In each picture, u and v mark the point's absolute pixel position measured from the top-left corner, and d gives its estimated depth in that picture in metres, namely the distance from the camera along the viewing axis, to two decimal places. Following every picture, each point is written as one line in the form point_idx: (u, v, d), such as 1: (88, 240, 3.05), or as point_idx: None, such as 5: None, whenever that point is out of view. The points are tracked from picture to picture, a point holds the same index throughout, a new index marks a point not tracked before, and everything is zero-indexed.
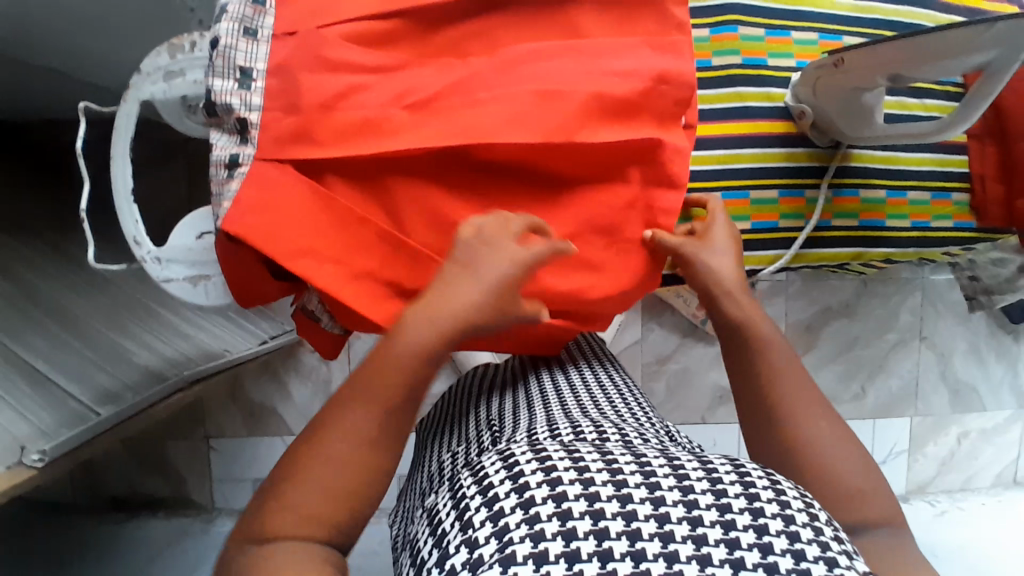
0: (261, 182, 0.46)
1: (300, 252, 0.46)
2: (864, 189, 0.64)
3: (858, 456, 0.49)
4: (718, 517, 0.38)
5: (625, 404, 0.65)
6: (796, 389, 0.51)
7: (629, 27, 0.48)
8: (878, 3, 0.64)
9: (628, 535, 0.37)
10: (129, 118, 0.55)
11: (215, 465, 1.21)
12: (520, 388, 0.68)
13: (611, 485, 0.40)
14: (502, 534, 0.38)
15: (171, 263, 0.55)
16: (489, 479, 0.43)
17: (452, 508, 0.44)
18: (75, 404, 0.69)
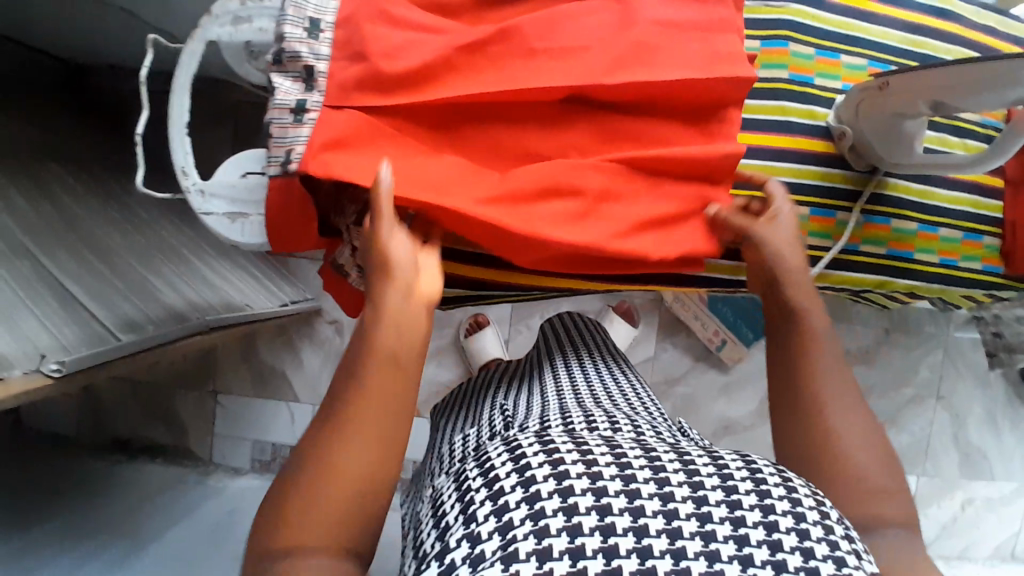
0: (328, 126, 0.46)
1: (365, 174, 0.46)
2: (896, 219, 0.62)
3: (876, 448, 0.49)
4: (727, 514, 0.39)
5: (636, 400, 0.66)
6: (828, 374, 0.52)
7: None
8: (930, 39, 0.64)
9: (634, 531, 0.37)
10: (193, 56, 0.57)
11: (218, 421, 1.23)
12: (535, 387, 0.70)
13: (619, 481, 0.40)
14: (505, 526, 0.38)
15: (213, 198, 0.57)
16: (496, 471, 0.43)
17: (457, 501, 0.44)
18: (99, 326, 0.72)
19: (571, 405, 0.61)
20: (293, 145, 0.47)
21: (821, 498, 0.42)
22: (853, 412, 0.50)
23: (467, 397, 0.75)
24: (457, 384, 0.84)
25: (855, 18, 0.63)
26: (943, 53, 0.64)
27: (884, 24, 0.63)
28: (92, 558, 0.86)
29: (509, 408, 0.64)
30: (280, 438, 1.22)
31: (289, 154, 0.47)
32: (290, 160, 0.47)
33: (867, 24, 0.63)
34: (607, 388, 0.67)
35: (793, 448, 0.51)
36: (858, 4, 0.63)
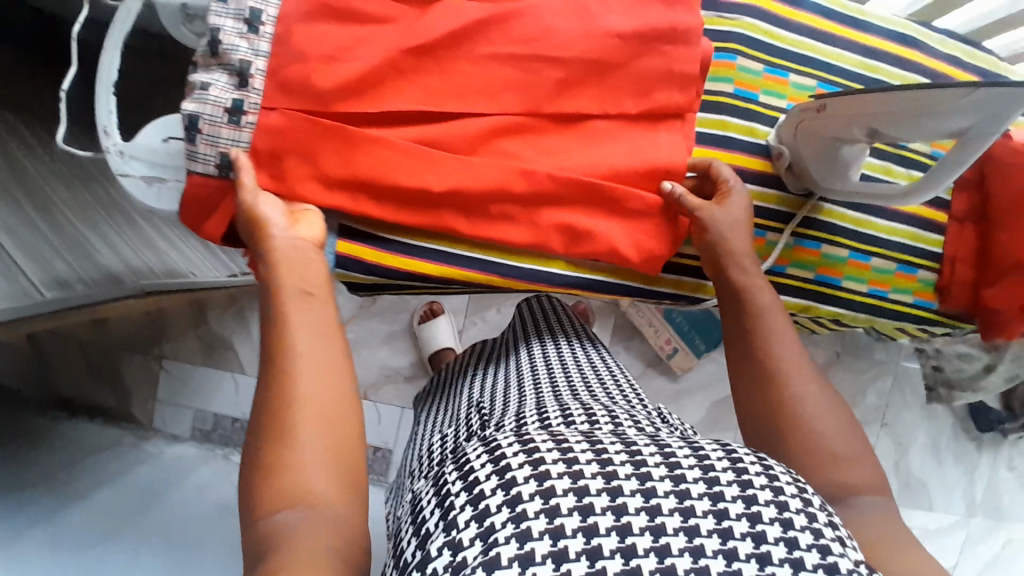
0: (272, 128, 0.51)
1: (297, 164, 0.52)
2: (828, 245, 0.61)
3: (846, 424, 0.50)
4: (710, 506, 0.38)
5: (617, 389, 0.66)
6: (785, 349, 0.53)
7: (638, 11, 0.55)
8: (884, 64, 0.64)
9: (617, 530, 0.37)
10: (128, 14, 0.57)
11: (162, 387, 1.22)
12: (510, 374, 0.70)
13: (601, 478, 0.39)
14: (487, 536, 0.37)
15: (132, 159, 0.55)
16: (473, 471, 0.42)
17: (436, 505, 0.42)
18: (25, 281, 0.70)
19: (550, 399, 0.60)
20: (228, 146, 0.51)
21: (802, 485, 0.43)
22: (812, 382, 0.51)
23: (450, 391, 0.77)
24: (432, 377, 0.85)
25: (810, 37, 0.62)
26: (892, 78, 0.64)
27: (839, 44, 0.62)
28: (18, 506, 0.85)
29: (486, 406, 0.65)
30: (223, 409, 1.21)
31: (226, 157, 0.51)
32: (227, 162, 0.51)
33: (821, 44, 0.62)
34: (588, 378, 0.67)
35: (757, 429, 0.52)
36: (817, 23, 0.62)
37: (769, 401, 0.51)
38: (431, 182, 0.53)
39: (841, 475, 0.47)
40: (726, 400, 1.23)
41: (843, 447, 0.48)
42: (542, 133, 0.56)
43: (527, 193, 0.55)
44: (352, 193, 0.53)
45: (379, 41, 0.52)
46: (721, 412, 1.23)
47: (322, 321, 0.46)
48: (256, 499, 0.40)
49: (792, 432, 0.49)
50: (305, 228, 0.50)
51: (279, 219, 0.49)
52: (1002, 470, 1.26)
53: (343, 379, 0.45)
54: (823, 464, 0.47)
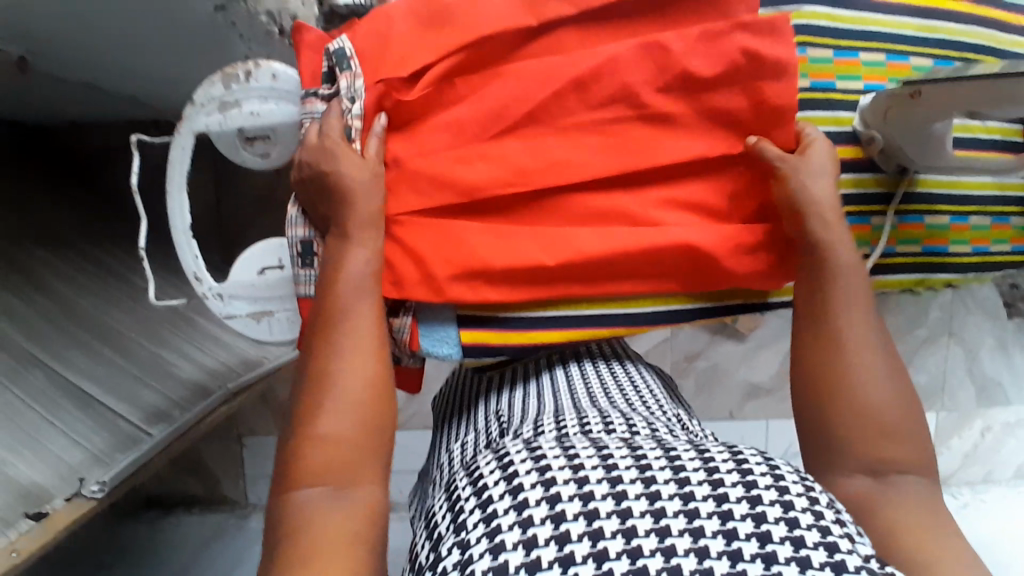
0: (405, 235, 0.51)
1: (420, 263, 0.51)
2: (929, 216, 0.61)
3: (914, 434, 0.50)
4: (714, 508, 0.40)
5: (639, 388, 0.65)
6: (855, 314, 0.52)
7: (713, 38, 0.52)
8: (938, 22, 0.62)
9: (623, 533, 0.39)
10: (183, 151, 0.55)
11: (248, 463, 1.23)
12: (531, 382, 0.67)
13: (607, 483, 0.42)
14: (493, 536, 0.41)
15: (233, 300, 0.54)
16: (484, 485, 0.45)
17: (449, 512, 0.47)
18: (126, 425, 0.70)
19: (568, 403, 0.60)
20: None
21: (807, 482, 0.44)
22: (877, 365, 0.51)
23: (462, 401, 0.71)
24: (438, 389, 0.79)
25: (868, 11, 0.60)
26: (953, 35, 0.62)
27: (897, 12, 0.60)
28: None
29: (505, 411, 0.63)
30: None
31: None
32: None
33: (880, 15, 0.60)
34: (605, 380, 0.65)
35: (807, 420, 0.53)
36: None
37: (827, 390, 0.51)
38: (546, 257, 0.51)
39: (883, 452, 0.49)
40: None
41: (901, 426, 0.50)
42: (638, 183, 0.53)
43: (645, 246, 0.52)
44: (474, 282, 0.51)
45: (455, 128, 0.51)
46: None
47: (362, 319, 0.48)
48: (285, 478, 0.45)
49: (843, 407, 0.50)
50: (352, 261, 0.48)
51: (352, 267, 0.49)
52: None
53: (370, 382, 0.48)
54: (874, 443, 0.49)
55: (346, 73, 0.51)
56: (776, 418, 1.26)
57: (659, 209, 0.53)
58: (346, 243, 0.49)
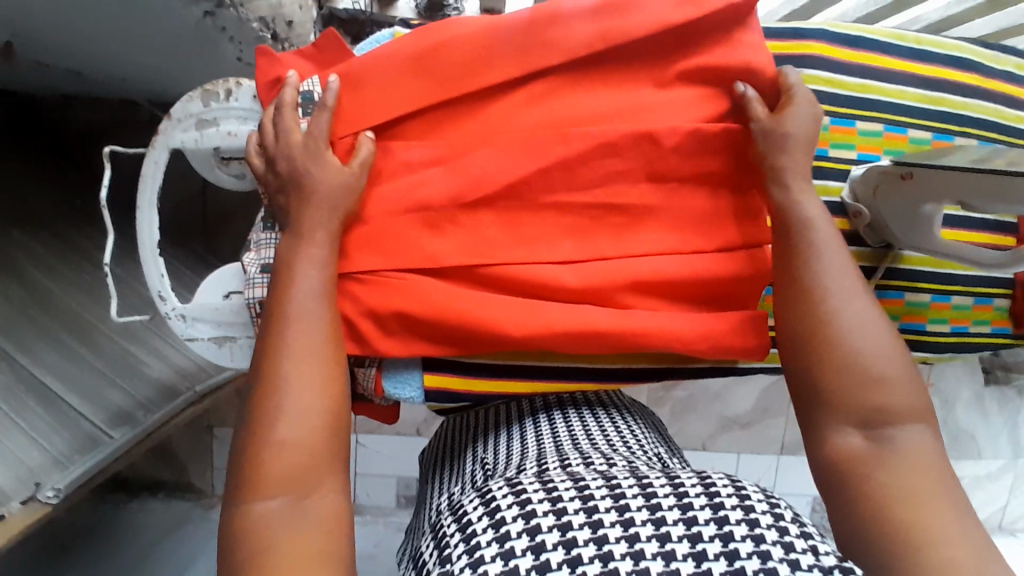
0: (373, 292, 0.50)
1: (387, 315, 0.50)
2: (910, 292, 0.60)
3: (907, 374, 0.46)
4: (685, 531, 0.40)
5: (628, 433, 0.64)
6: (831, 266, 0.48)
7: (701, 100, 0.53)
8: (946, 94, 0.60)
9: (600, 557, 0.39)
10: (157, 165, 0.53)
11: (217, 455, 1.22)
12: (513, 425, 0.66)
13: (583, 514, 0.43)
14: (477, 565, 0.40)
15: (196, 322, 0.54)
16: (469, 520, 0.46)
17: (436, 549, 0.47)
18: (88, 426, 0.69)
19: (551, 444, 0.60)
20: None
21: (774, 499, 0.44)
22: (861, 312, 0.47)
23: (452, 446, 0.71)
24: (433, 431, 0.79)
25: (872, 78, 0.58)
26: (959, 109, 0.61)
27: (902, 81, 0.59)
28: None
29: (490, 458, 0.63)
30: None
31: None
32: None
33: (884, 83, 0.59)
34: (590, 424, 0.64)
35: (800, 401, 0.48)
36: (875, 60, 0.59)
37: (812, 359, 0.47)
38: (508, 325, 0.50)
39: (876, 403, 0.45)
40: (774, 385, 1.25)
41: (889, 366, 0.46)
42: (605, 252, 0.51)
43: (614, 326, 0.50)
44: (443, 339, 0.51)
45: (438, 174, 0.51)
46: (771, 397, 1.25)
47: (315, 313, 0.47)
48: (243, 486, 0.43)
49: (833, 363, 0.46)
50: (309, 249, 0.48)
51: (305, 261, 0.48)
52: None
53: (316, 364, 0.46)
54: (864, 393, 0.45)
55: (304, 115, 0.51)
56: (748, 453, 1.26)
57: (626, 290, 0.52)
58: (299, 241, 0.48)
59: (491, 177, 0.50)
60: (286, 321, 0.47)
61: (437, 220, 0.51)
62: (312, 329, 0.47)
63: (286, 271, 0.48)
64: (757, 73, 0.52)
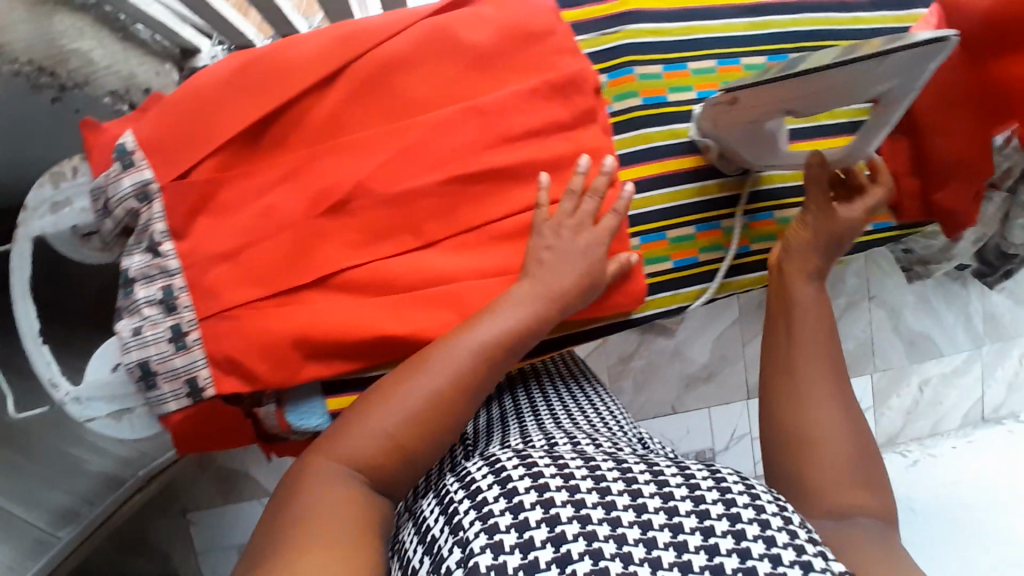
0: (248, 326, 0.51)
1: (268, 346, 0.51)
2: (777, 210, 0.63)
3: (868, 463, 0.56)
4: (697, 524, 0.42)
5: (602, 417, 0.68)
6: (819, 369, 0.59)
7: (528, 73, 0.57)
8: (770, 17, 0.63)
9: (614, 539, 0.40)
10: (23, 257, 0.54)
11: (197, 538, 1.19)
12: (496, 411, 0.69)
13: (596, 494, 0.43)
14: (492, 531, 0.40)
15: (91, 401, 0.53)
16: (477, 487, 0.44)
17: (440, 516, 0.45)
18: (35, 531, 0.70)
19: (535, 428, 0.61)
20: (194, 372, 0.50)
21: (782, 503, 0.46)
22: (839, 415, 0.57)
23: None
24: None
25: (694, 20, 0.61)
26: (785, 27, 0.63)
27: (726, 15, 0.62)
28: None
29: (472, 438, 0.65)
30: None
31: (194, 382, 0.51)
32: (198, 386, 0.51)
33: (707, 24, 0.61)
34: (570, 409, 0.67)
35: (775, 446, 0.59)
36: (693, 3, 0.62)
37: (796, 454, 0.57)
38: (392, 325, 0.52)
39: (852, 500, 0.53)
40: (726, 332, 1.27)
41: (850, 468, 0.55)
42: (466, 224, 0.55)
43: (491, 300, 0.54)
44: (330, 355, 0.52)
45: (293, 199, 0.52)
46: (727, 345, 1.28)
47: (455, 368, 0.49)
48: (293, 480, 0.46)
49: (814, 456, 0.56)
50: (489, 318, 0.51)
51: (483, 323, 0.51)
52: (991, 296, 1.35)
53: (440, 419, 0.49)
54: (836, 493, 0.54)
55: (128, 172, 0.51)
56: (717, 404, 1.28)
57: (499, 259, 0.56)
58: (486, 313, 0.51)
59: (342, 187, 0.53)
60: (422, 370, 0.50)
61: (301, 240, 0.52)
62: (467, 376, 0.50)
63: (469, 327, 0.51)
64: (573, 49, 0.57)
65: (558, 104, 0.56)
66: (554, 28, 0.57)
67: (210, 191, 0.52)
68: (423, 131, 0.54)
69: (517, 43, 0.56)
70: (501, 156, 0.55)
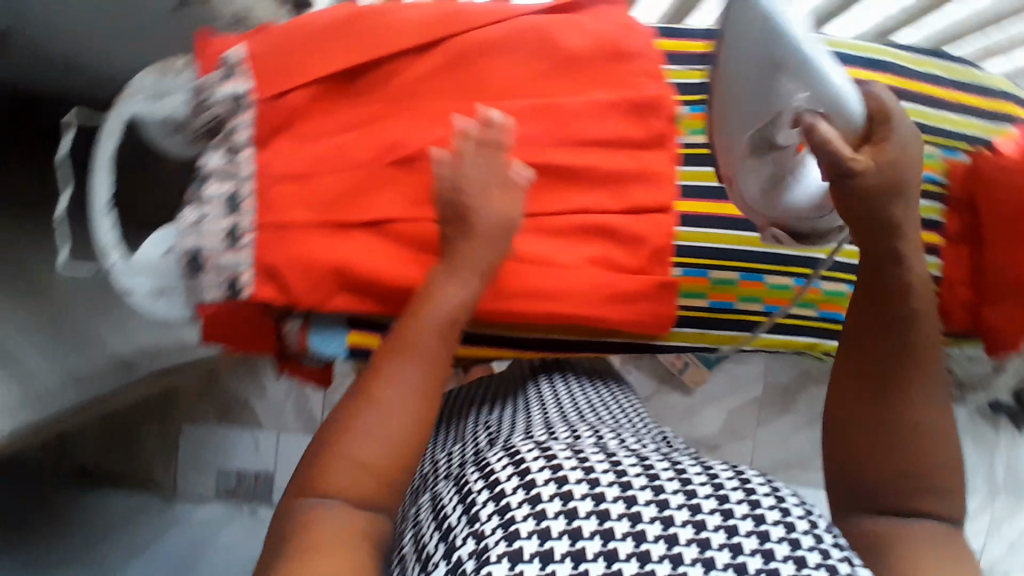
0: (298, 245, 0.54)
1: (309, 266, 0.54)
2: (827, 281, 0.64)
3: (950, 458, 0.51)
4: (721, 522, 0.42)
5: (618, 411, 0.71)
6: (924, 380, 0.52)
7: (613, 85, 0.58)
8: None
9: (633, 535, 0.41)
10: (112, 131, 0.57)
11: (182, 452, 1.22)
12: (516, 403, 0.73)
13: (617, 487, 0.43)
14: (508, 526, 0.41)
15: (136, 274, 0.56)
16: (498, 479, 0.45)
17: (460, 504, 0.47)
18: (46, 381, 0.71)
19: (553, 422, 0.63)
20: (238, 273, 0.53)
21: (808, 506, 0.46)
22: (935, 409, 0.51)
23: (458, 416, 0.77)
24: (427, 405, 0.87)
25: None
26: None
27: None
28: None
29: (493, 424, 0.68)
30: (246, 465, 1.21)
31: (235, 281, 0.53)
32: (237, 286, 0.53)
33: None
34: (589, 404, 0.70)
35: (853, 422, 0.53)
36: None
37: (892, 439, 0.51)
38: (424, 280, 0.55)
39: (917, 502, 0.50)
40: (742, 407, 1.25)
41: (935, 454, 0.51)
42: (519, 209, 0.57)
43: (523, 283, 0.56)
44: (362, 291, 0.55)
45: (368, 142, 0.55)
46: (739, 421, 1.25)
47: (433, 344, 0.50)
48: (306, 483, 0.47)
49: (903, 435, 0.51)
50: (428, 303, 0.50)
51: (420, 300, 0.51)
52: None
53: (432, 408, 0.49)
54: (909, 488, 0.50)
55: (228, 79, 0.54)
56: None
57: (540, 249, 0.57)
58: (437, 282, 0.51)
59: (416, 143, 0.55)
60: (411, 355, 0.49)
61: (363, 179, 0.55)
62: (443, 345, 0.50)
63: (428, 299, 0.51)
64: (655, 76, 0.58)
65: (636, 120, 0.57)
66: (646, 52, 0.58)
67: (296, 116, 0.55)
68: (503, 112, 0.57)
69: (606, 56, 0.57)
70: (567, 155, 0.56)
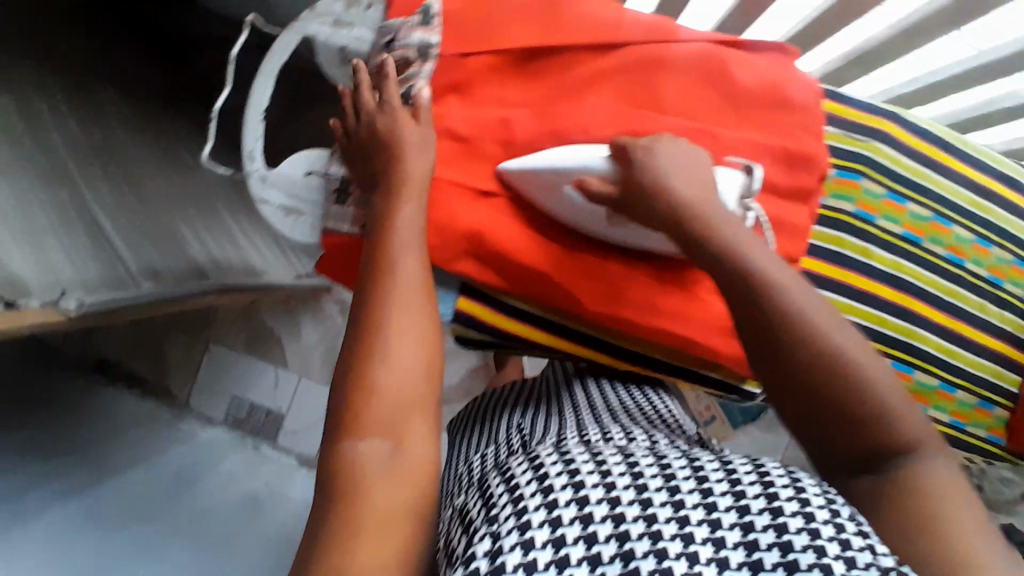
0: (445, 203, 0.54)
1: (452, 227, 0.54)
2: (920, 371, 0.63)
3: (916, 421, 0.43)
4: (737, 519, 0.32)
5: (662, 415, 0.68)
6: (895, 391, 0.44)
7: (771, 130, 0.60)
8: (995, 205, 0.65)
9: (648, 536, 0.31)
10: (287, 45, 0.57)
11: (203, 369, 1.23)
12: (554, 407, 0.70)
13: (632, 490, 0.34)
14: (523, 530, 0.31)
15: (272, 187, 0.57)
16: (516, 482, 0.36)
17: (482, 508, 0.37)
18: (121, 268, 0.72)
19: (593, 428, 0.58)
20: None
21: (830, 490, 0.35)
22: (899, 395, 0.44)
23: (489, 416, 0.75)
24: (465, 407, 0.85)
25: (930, 168, 0.64)
26: (1003, 222, 0.65)
27: (957, 181, 0.64)
28: (46, 480, 0.81)
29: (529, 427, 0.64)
30: (260, 401, 1.21)
31: None
32: None
33: (939, 178, 0.64)
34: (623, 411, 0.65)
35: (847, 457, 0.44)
36: (936, 154, 0.64)
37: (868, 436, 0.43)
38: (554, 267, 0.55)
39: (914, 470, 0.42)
40: None
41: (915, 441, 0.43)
42: None
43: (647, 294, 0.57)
44: (490, 263, 0.55)
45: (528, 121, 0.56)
46: None
47: (410, 260, 0.47)
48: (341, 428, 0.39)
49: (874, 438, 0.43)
50: (400, 224, 0.48)
51: (400, 222, 0.48)
52: None
53: (433, 349, 0.44)
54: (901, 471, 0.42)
55: (421, 29, 0.56)
56: None
57: (665, 266, 0.58)
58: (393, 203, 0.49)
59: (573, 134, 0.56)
60: (382, 276, 0.45)
61: (517, 153, 0.55)
62: (414, 268, 0.46)
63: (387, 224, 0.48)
64: (815, 132, 0.61)
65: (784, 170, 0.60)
66: (809, 107, 0.61)
67: (469, 79, 0.56)
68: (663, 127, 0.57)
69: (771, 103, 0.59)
70: None
